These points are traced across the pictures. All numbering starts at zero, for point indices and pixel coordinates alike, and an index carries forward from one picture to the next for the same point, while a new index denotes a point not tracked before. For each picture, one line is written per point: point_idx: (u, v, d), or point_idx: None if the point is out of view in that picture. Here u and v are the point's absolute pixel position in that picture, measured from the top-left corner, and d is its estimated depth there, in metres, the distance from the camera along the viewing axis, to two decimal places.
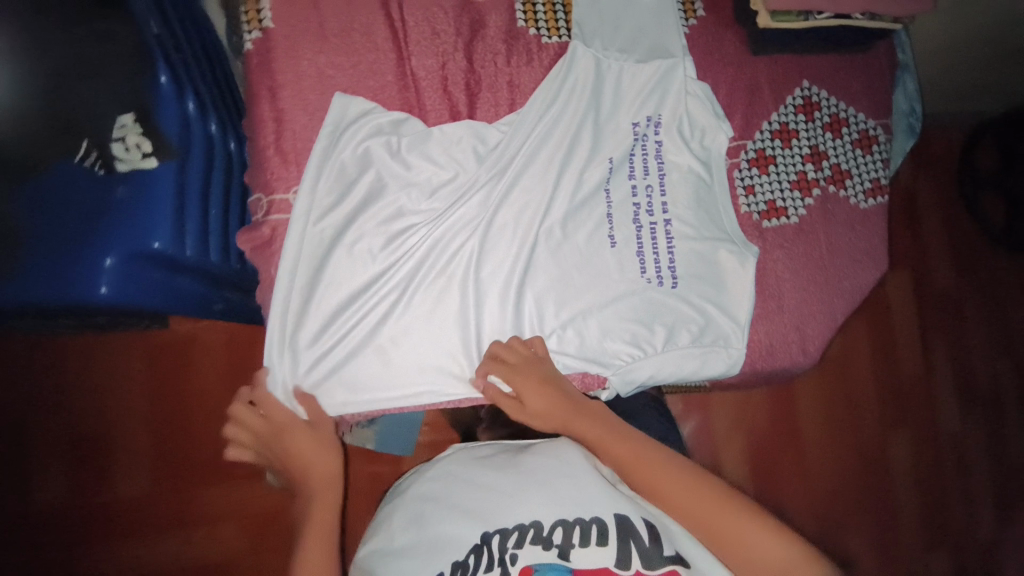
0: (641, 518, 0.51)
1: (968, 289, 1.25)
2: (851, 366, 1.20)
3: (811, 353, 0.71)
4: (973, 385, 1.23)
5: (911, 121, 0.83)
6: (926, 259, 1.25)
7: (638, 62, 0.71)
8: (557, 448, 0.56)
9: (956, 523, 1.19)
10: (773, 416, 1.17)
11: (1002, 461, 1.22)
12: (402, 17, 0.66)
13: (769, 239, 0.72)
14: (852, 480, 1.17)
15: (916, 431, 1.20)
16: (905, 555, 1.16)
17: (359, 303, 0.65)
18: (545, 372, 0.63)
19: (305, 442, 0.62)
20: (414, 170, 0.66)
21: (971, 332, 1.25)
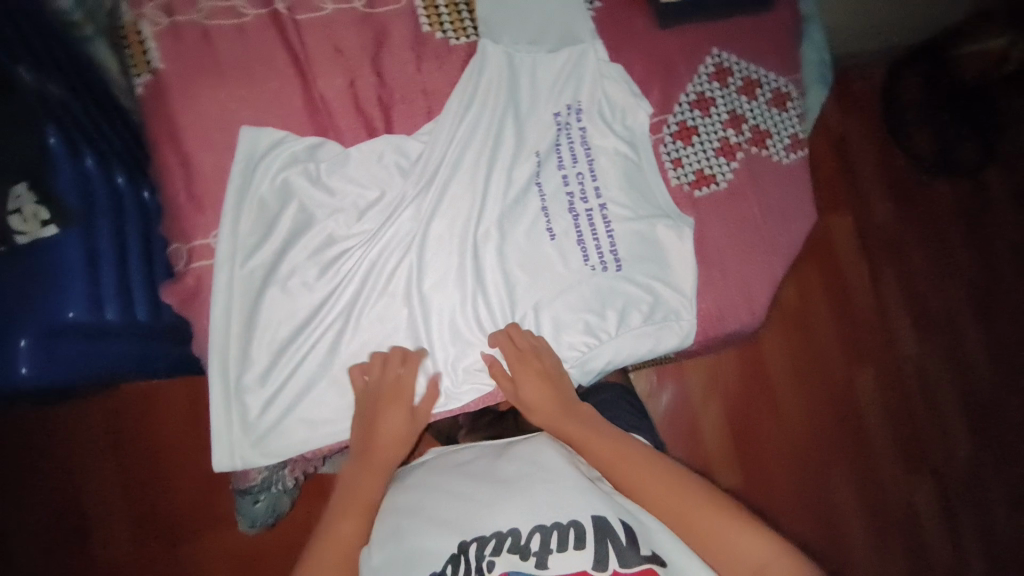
0: (620, 519, 0.50)
1: (908, 220, 1.31)
2: (809, 310, 1.24)
3: (758, 312, 0.73)
4: (925, 309, 1.30)
5: (822, 71, 0.86)
6: (865, 199, 1.30)
7: (550, 52, 0.71)
8: (536, 448, 0.56)
9: (929, 441, 1.26)
10: (744, 370, 1.20)
11: (960, 374, 1.29)
12: (300, 37, 0.64)
13: (703, 208, 0.73)
14: (826, 418, 1.22)
15: (878, 361, 1.26)
16: (883, 479, 1.22)
17: (304, 338, 0.63)
18: (546, 368, 0.64)
19: (398, 411, 0.61)
20: (338, 195, 0.65)
21: (915, 260, 1.30)
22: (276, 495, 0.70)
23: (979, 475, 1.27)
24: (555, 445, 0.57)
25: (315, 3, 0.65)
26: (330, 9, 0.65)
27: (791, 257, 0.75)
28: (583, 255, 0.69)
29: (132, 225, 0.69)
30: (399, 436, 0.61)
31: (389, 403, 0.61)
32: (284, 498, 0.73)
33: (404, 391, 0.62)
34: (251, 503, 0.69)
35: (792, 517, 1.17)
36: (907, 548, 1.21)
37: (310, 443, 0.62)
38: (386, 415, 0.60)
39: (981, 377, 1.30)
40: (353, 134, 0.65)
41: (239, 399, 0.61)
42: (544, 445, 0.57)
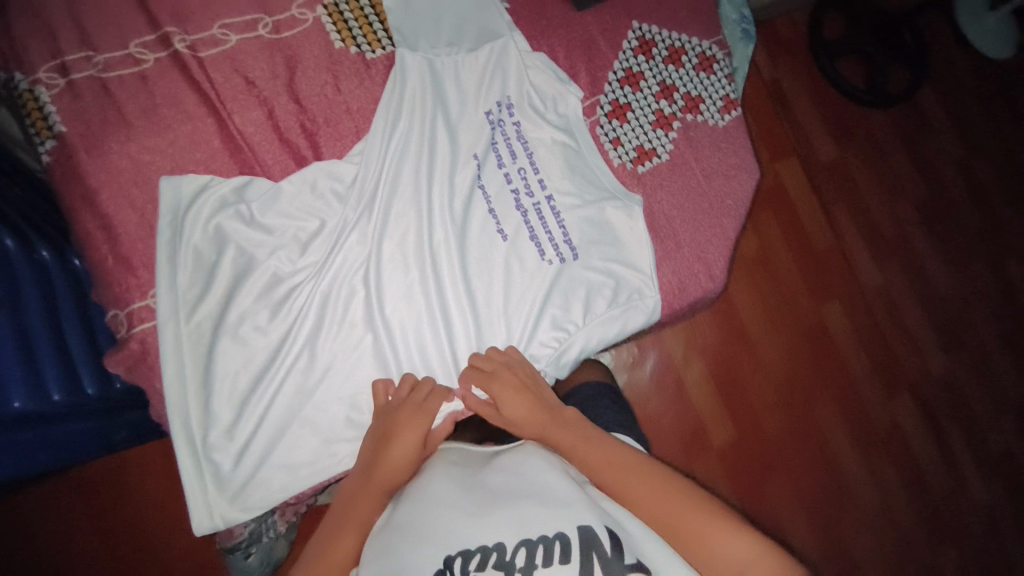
0: (605, 527, 0.48)
1: (850, 152, 1.37)
2: (773, 258, 1.27)
3: (718, 277, 0.73)
4: (879, 235, 1.35)
5: (744, 26, 0.86)
6: (807, 140, 1.35)
7: (470, 50, 0.70)
8: (528, 457, 0.55)
9: (905, 360, 1.30)
10: (721, 324, 1.22)
11: (926, 295, 1.34)
12: (209, 76, 0.62)
13: (648, 183, 0.73)
14: (807, 360, 1.25)
15: (846, 299, 1.29)
16: (870, 408, 1.26)
17: (265, 386, 0.60)
18: (521, 382, 0.61)
19: (415, 432, 0.57)
20: (276, 231, 0.63)
21: (863, 192, 1.36)
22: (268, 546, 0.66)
23: (960, 387, 1.32)
24: (543, 452, 0.56)
25: (219, 38, 0.63)
26: (236, 41, 0.63)
27: (741, 216, 0.75)
28: (538, 250, 0.68)
29: (64, 298, 0.66)
30: (411, 458, 0.56)
31: (409, 420, 0.58)
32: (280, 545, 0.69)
33: (427, 413, 0.58)
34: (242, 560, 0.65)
35: (787, 457, 1.20)
36: (900, 464, 1.26)
37: (291, 490, 0.60)
38: (401, 432, 0.57)
39: (944, 289, 1.35)
40: (281, 165, 0.63)
41: (208, 459, 0.59)
42: (539, 450, 0.56)
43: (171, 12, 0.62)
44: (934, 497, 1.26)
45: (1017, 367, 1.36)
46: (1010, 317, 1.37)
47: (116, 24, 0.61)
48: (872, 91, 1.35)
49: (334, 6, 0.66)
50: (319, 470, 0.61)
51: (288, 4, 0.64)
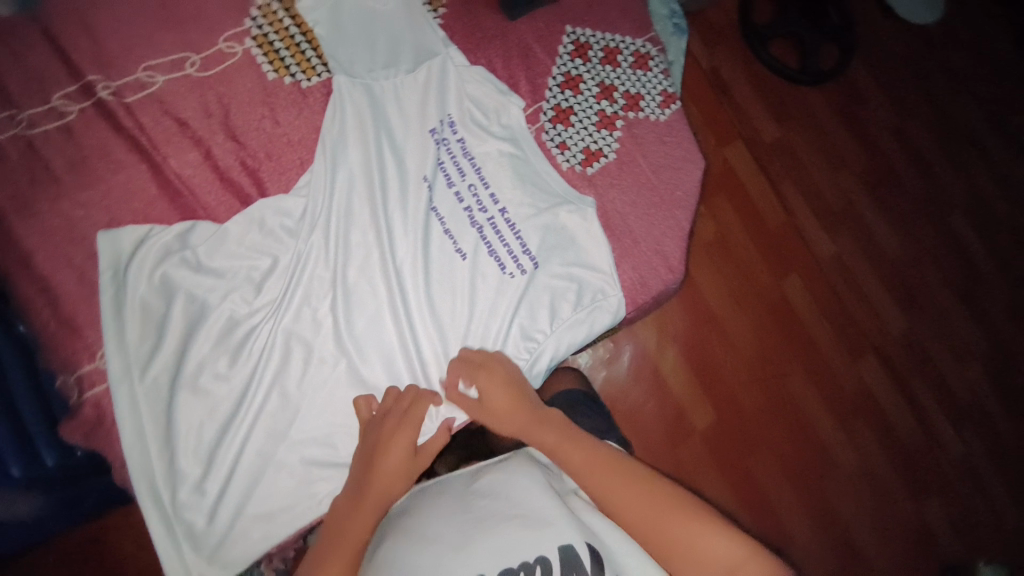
0: (585, 543, 0.50)
1: (792, 129, 1.42)
2: (731, 238, 1.30)
3: (678, 268, 0.74)
4: (827, 205, 1.40)
5: (675, 21, 0.89)
6: (750, 121, 1.40)
7: (408, 71, 0.69)
8: (514, 471, 0.55)
9: (866, 323, 1.35)
10: (690, 310, 1.25)
11: (878, 257, 1.40)
12: (138, 121, 0.60)
13: (599, 183, 0.74)
14: (775, 334, 1.28)
15: (805, 270, 1.34)
16: (838, 372, 1.31)
17: (232, 436, 0.58)
18: (501, 374, 0.62)
19: (404, 445, 0.57)
20: (226, 274, 0.60)
21: (807, 165, 1.41)
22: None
23: (919, 342, 1.38)
24: (527, 467, 0.56)
25: (144, 80, 0.61)
26: (163, 83, 0.61)
27: (692, 207, 0.77)
28: (498, 264, 0.68)
29: (10, 364, 0.55)
30: (401, 471, 0.56)
31: (395, 433, 0.57)
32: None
33: (411, 424, 0.58)
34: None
35: (766, 430, 1.23)
36: (873, 423, 1.30)
37: (272, 537, 0.58)
38: (388, 447, 0.56)
39: (893, 251, 1.42)
40: (226, 207, 0.61)
41: (180, 517, 0.57)
42: (524, 463, 0.57)
43: (90, 59, 0.60)
44: (909, 450, 1.31)
45: (972, 315, 1.42)
46: (958, 271, 1.44)
47: (32, 76, 0.58)
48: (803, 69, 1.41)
49: (262, 36, 0.65)
50: (301, 514, 0.59)
51: (213, 40, 0.63)
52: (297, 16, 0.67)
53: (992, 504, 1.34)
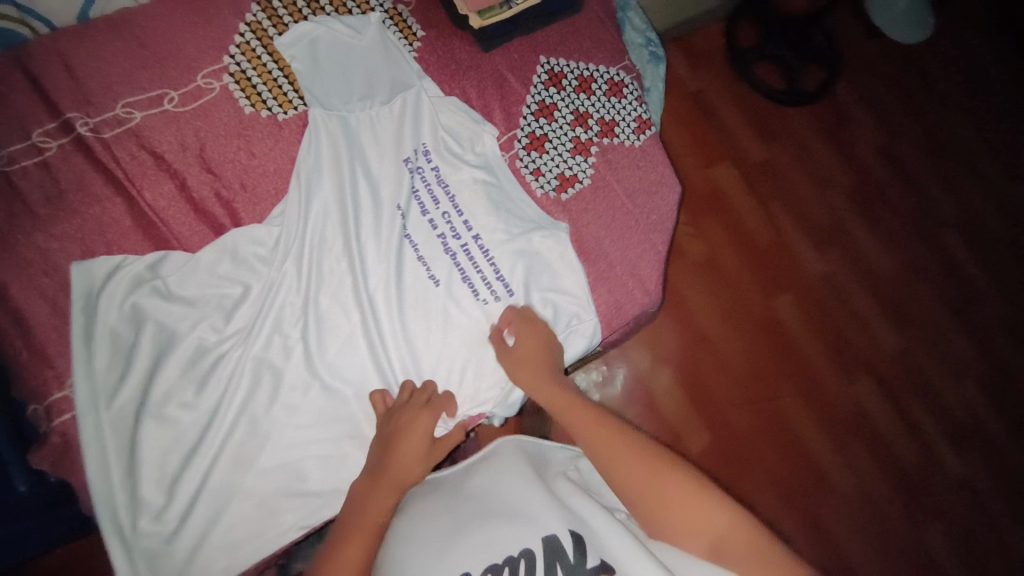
0: (568, 532, 0.51)
1: (779, 149, 1.44)
2: (719, 257, 1.32)
3: (653, 288, 0.75)
4: (816, 224, 1.41)
5: (651, 49, 0.95)
6: (737, 142, 1.41)
7: (384, 103, 0.71)
8: (497, 471, 0.58)
9: (858, 341, 1.34)
10: (679, 329, 1.26)
11: (870, 276, 1.40)
12: (115, 156, 0.61)
13: (574, 208, 0.75)
14: (766, 353, 1.28)
15: (797, 291, 1.34)
16: (834, 392, 1.29)
17: (197, 465, 0.58)
18: (539, 334, 0.66)
19: (420, 431, 0.59)
20: (197, 302, 0.61)
21: (796, 186, 1.42)
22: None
23: (917, 363, 1.36)
24: (508, 464, 0.58)
25: (123, 116, 0.63)
26: (140, 118, 0.63)
27: (668, 229, 0.78)
28: (472, 290, 0.69)
29: None
30: (420, 453, 0.58)
31: (413, 419, 0.60)
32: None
33: (430, 410, 0.61)
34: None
35: (759, 453, 1.21)
36: (870, 445, 1.28)
37: (235, 566, 0.58)
38: (409, 430, 0.59)
39: (886, 269, 1.41)
40: (199, 237, 0.62)
41: (140, 547, 0.56)
42: (507, 459, 0.59)
43: (73, 98, 0.62)
44: (907, 471, 1.29)
45: (965, 331, 1.41)
46: (953, 290, 1.43)
47: (15, 115, 0.61)
48: (795, 91, 1.44)
49: (240, 72, 0.67)
50: (265, 545, 0.59)
51: (193, 76, 0.65)
52: (275, 52, 0.69)
53: (995, 525, 1.30)
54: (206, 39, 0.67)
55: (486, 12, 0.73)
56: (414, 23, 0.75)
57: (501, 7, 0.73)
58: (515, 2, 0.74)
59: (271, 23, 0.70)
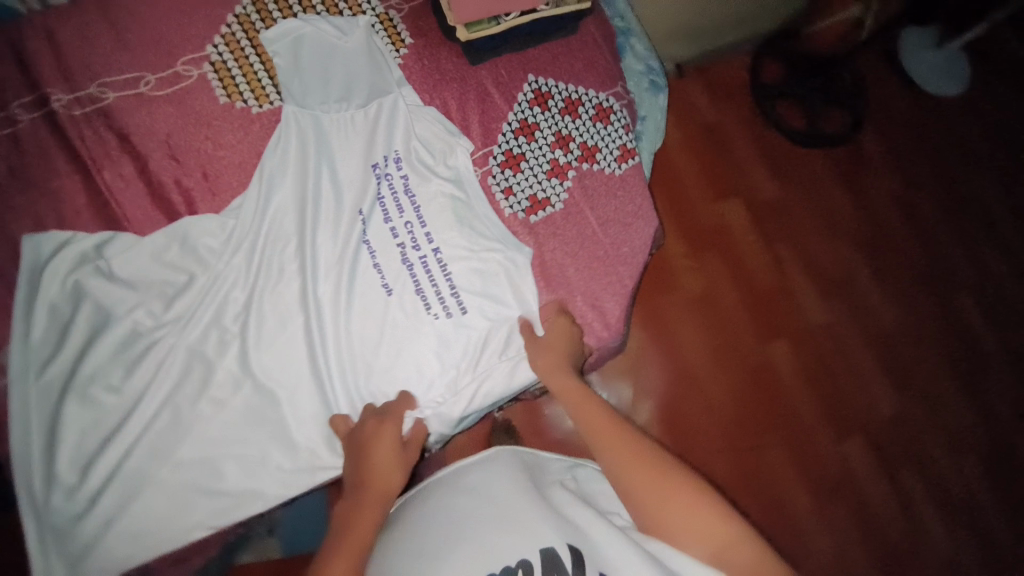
0: (567, 544, 0.48)
1: (792, 191, 1.40)
2: (716, 292, 1.29)
3: (613, 325, 0.74)
4: (823, 270, 1.36)
5: (651, 78, 0.93)
6: (748, 178, 1.38)
7: (360, 106, 0.71)
8: (493, 477, 0.56)
9: (854, 399, 1.29)
10: (667, 365, 1.23)
11: (874, 330, 1.35)
12: (81, 132, 0.62)
13: (541, 231, 0.73)
14: (753, 397, 1.24)
15: (794, 337, 1.30)
16: (823, 447, 1.24)
17: (114, 447, 0.58)
18: (568, 332, 0.69)
19: (388, 441, 0.60)
20: (139, 286, 0.61)
21: (805, 229, 1.38)
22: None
23: (915, 427, 1.30)
24: (504, 472, 0.57)
25: (96, 95, 0.63)
26: (113, 98, 0.63)
27: (637, 263, 0.76)
28: (424, 304, 0.69)
29: None
30: (394, 457, 0.59)
31: (378, 431, 0.61)
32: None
33: (393, 417, 0.63)
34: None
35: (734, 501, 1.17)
36: (855, 508, 1.22)
37: (137, 556, 0.58)
38: (379, 438, 0.60)
39: (893, 325, 1.36)
40: (151, 221, 0.62)
41: (48, 524, 0.57)
42: (504, 467, 0.58)
43: (52, 72, 0.63)
44: (891, 540, 1.22)
45: (971, 403, 1.34)
46: (961, 355, 1.36)
47: None
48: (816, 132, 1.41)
49: (221, 61, 0.67)
50: (171, 537, 0.59)
51: (172, 62, 0.66)
52: (259, 46, 0.69)
53: None
54: (191, 27, 0.67)
55: (474, 25, 0.71)
56: (404, 30, 0.74)
57: (490, 22, 0.72)
58: (504, 17, 0.72)
59: (260, 16, 0.70)
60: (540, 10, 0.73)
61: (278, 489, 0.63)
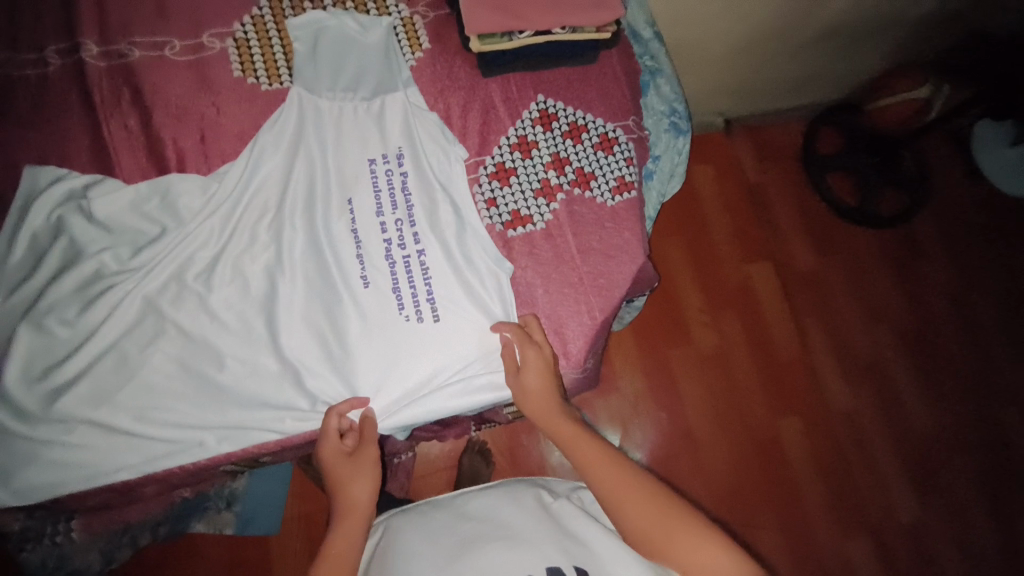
0: (573, 567, 0.55)
1: (830, 266, 1.32)
2: (730, 356, 1.22)
3: (572, 356, 0.72)
4: (854, 354, 1.27)
5: (674, 119, 0.89)
6: (786, 245, 1.31)
7: (365, 100, 0.73)
8: (502, 500, 0.65)
9: (866, 499, 1.18)
10: (663, 423, 1.16)
11: (903, 429, 1.24)
12: (100, 82, 0.67)
13: (516, 248, 0.72)
14: (754, 474, 1.15)
15: (807, 419, 1.20)
16: (821, 545, 1.14)
17: (57, 377, 0.63)
18: (540, 360, 0.67)
19: (343, 460, 0.66)
20: (114, 232, 0.66)
21: (838, 306, 1.29)
22: (52, 551, 0.78)
23: (931, 543, 1.18)
24: (511, 496, 0.66)
25: (123, 51, 0.68)
26: (137, 56, 0.68)
27: (613, 299, 0.72)
28: (398, 304, 0.70)
29: None
30: (360, 472, 0.65)
31: (331, 454, 0.66)
32: (86, 557, 0.82)
33: (330, 432, 0.66)
34: (21, 554, 0.76)
35: None
36: None
37: (66, 486, 0.63)
38: (332, 459, 0.66)
39: (924, 429, 1.25)
40: (141, 172, 0.66)
41: None
42: (512, 493, 0.67)
43: (91, 26, 0.68)
44: None
45: (997, 530, 1.20)
46: (992, 470, 1.24)
47: (38, 28, 0.68)
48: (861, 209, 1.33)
49: (244, 39, 0.70)
50: (98, 473, 0.63)
51: (199, 32, 0.69)
52: (283, 30, 0.71)
53: None
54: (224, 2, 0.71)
55: (487, 38, 0.71)
56: (424, 35, 0.75)
57: (502, 37, 0.71)
58: (517, 34, 0.72)
59: (292, 4, 0.73)
60: (556, 33, 0.72)
61: (215, 443, 0.66)
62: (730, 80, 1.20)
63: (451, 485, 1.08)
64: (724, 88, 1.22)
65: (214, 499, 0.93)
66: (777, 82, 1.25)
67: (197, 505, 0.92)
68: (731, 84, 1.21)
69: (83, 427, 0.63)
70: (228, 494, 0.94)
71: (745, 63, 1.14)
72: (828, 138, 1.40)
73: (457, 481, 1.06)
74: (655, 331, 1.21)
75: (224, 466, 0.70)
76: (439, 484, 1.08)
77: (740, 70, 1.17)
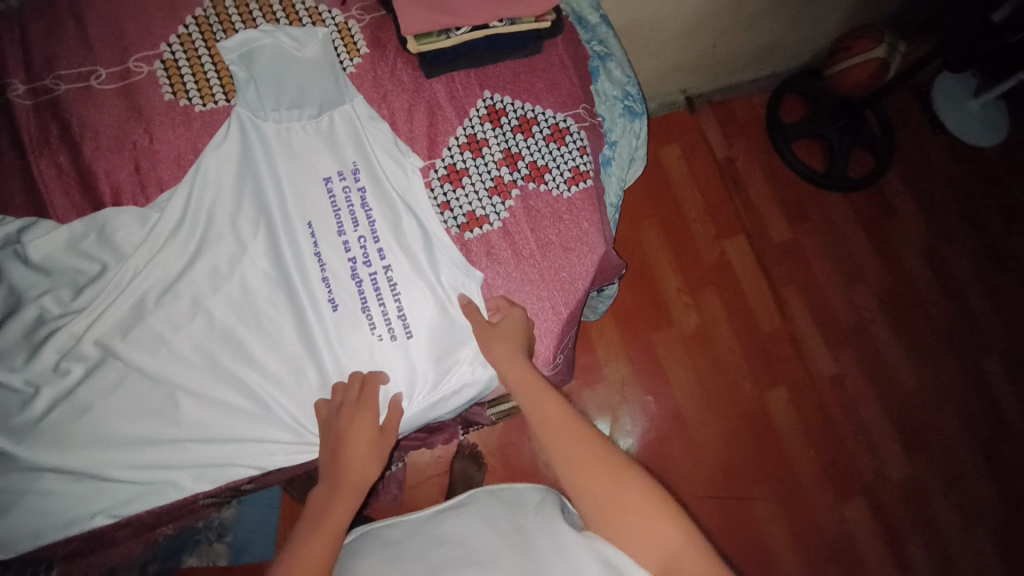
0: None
1: (805, 234, 1.32)
2: (713, 332, 1.21)
3: (542, 355, 0.72)
4: (834, 321, 1.27)
5: (627, 103, 0.85)
6: (759, 218, 1.31)
7: (312, 117, 0.71)
8: (473, 521, 0.60)
9: (860, 461, 1.19)
10: (652, 406, 1.15)
11: (890, 389, 1.25)
12: (27, 120, 0.64)
13: (475, 250, 0.71)
14: (746, 449, 1.16)
15: (794, 388, 1.21)
16: (817, 512, 1.14)
17: (11, 428, 0.61)
18: (521, 325, 0.68)
19: (367, 426, 0.63)
20: (54, 274, 0.64)
21: (817, 273, 1.30)
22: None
23: (927, 498, 1.19)
24: (482, 514, 0.61)
25: (48, 87, 0.65)
26: (64, 90, 0.65)
27: (576, 291, 0.73)
28: (369, 324, 0.69)
29: None
30: (372, 450, 0.62)
31: (357, 417, 0.63)
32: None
33: (371, 406, 0.64)
34: None
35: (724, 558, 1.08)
36: None
37: (36, 539, 0.61)
38: (357, 428, 0.62)
39: (910, 387, 1.26)
40: (76, 209, 0.64)
41: None
42: (485, 512, 0.62)
43: (11, 62, 0.65)
44: None
45: (987, 477, 1.23)
46: (981, 423, 1.26)
47: None
48: (829, 173, 1.33)
49: (172, 60, 0.68)
50: (71, 522, 0.62)
51: (125, 58, 0.67)
52: (216, 53, 0.69)
53: None
54: (149, 26, 0.68)
55: (423, 37, 0.70)
56: (361, 40, 0.73)
57: (439, 36, 0.70)
58: (454, 32, 0.70)
59: (221, 26, 0.70)
60: (493, 26, 0.71)
61: (190, 482, 0.65)
62: (686, 57, 1.18)
63: (443, 491, 1.07)
64: (682, 66, 1.21)
65: (204, 532, 0.93)
66: (734, 55, 1.24)
67: (188, 539, 0.91)
68: (689, 61, 1.20)
69: (47, 475, 0.61)
70: (218, 526, 0.94)
71: (699, 39, 1.13)
72: (792, 106, 1.39)
73: (449, 488, 1.05)
74: (635, 316, 1.20)
75: (203, 501, 0.68)
76: (432, 492, 1.07)
77: (696, 46, 1.15)
